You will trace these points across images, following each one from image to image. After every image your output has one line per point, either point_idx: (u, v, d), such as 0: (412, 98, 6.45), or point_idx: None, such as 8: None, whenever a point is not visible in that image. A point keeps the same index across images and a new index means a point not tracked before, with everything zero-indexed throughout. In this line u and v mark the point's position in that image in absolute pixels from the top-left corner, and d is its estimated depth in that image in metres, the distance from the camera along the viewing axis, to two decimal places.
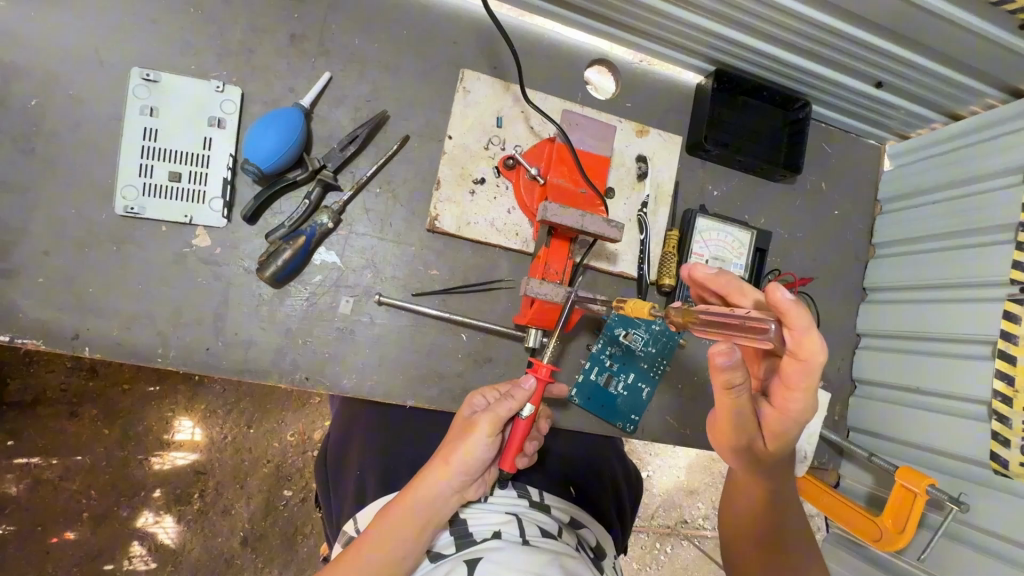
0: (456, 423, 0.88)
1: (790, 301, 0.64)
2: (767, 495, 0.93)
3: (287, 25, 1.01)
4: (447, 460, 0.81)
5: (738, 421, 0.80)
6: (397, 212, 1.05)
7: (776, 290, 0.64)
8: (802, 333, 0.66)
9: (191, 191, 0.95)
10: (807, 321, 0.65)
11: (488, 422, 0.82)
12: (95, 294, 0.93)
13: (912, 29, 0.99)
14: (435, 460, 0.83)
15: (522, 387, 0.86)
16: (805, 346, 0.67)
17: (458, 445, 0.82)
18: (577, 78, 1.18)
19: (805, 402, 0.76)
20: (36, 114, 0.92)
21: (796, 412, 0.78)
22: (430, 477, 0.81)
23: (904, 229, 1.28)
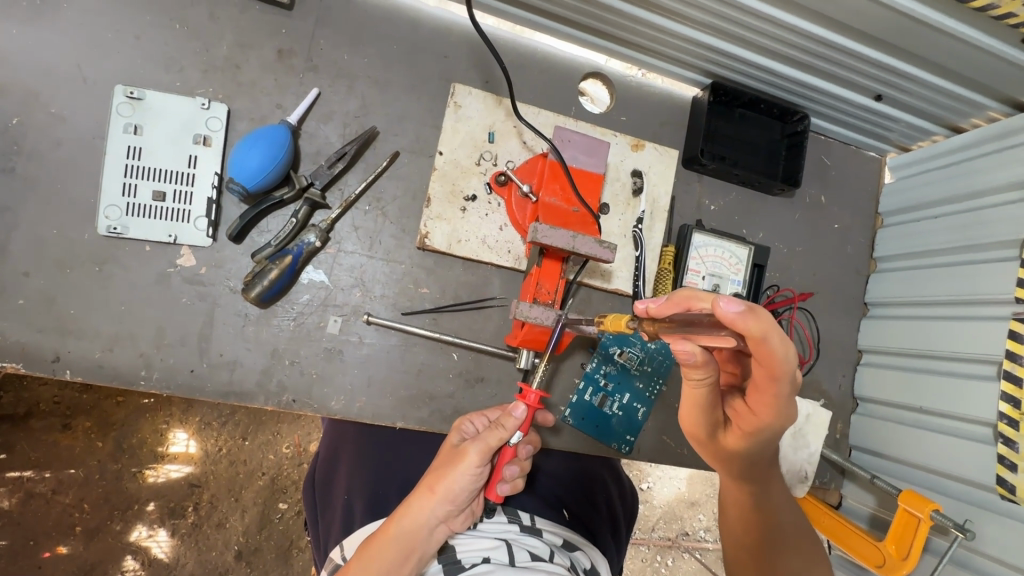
0: (445, 449, 0.85)
1: (740, 311, 0.57)
2: (753, 500, 0.91)
3: (274, 40, 0.99)
4: (433, 488, 0.78)
5: (707, 420, 0.79)
6: (386, 229, 1.03)
7: (722, 299, 0.58)
8: (761, 341, 0.59)
9: (175, 210, 0.93)
10: (765, 329, 0.58)
11: (477, 450, 0.78)
12: (78, 315, 0.91)
13: (911, 43, 0.97)
14: (422, 487, 0.80)
15: (511, 413, 0.79)
16: (767, 352, 0.61)
17: (445, 472, 0.79)
18: (571, 92, 1.16)
19: (776, 405, 0.72)
20: (18, 132, 0.90)
21: (770, 414, 0.74)
22: (416, 505, 0.78)
23: (907, 243, 1.25)
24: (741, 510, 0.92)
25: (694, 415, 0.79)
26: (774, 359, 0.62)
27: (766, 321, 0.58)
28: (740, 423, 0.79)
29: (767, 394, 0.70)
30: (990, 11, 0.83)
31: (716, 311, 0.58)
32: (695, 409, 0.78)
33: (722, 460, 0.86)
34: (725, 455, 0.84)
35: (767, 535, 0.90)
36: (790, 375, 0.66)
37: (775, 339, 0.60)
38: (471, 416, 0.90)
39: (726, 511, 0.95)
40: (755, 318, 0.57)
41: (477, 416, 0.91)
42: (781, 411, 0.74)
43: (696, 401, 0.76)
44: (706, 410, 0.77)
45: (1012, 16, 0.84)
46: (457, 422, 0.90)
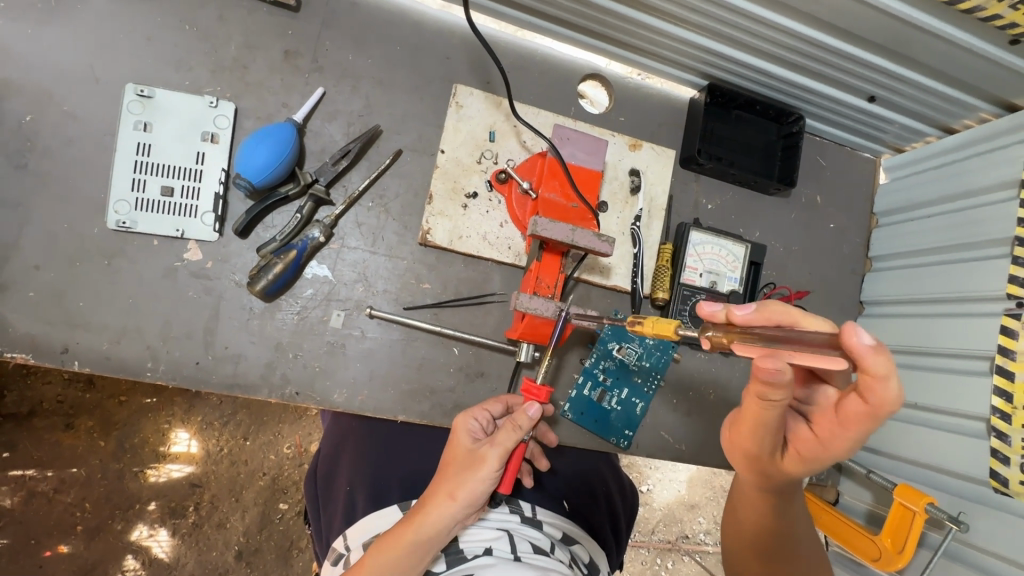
0: (459, 450, 0.85)
1: (874, 347, 0.47)
2: (776, 511, 0.84)
3: (281, 41, 1.02)
4: (453, 494, 0.78)
5: (766, 442, 0.69)
6: (389, 225, 1.05)
7: (857, 330, 0.47)
8: (882, 378, 0.52)
9: (183, 205, 0.95)
10: (893, 368, 0.51)
11: (497, 455, 0.79)
12: (86, 308, 0.93)
13: (902, 45, 0.99)
14: (440, 493, 0.79)
15: (524, 411, 0.81)
16: (876, 391, 0.55)
17: (465, 478, 0.79)
18: (570, 93, 1.19)
19: (856, 441, 0.64)
20: (30, 129, 0.92)
21: (844, 450, 0.66)
22: (436, 511, 0.78)
23: (901, 242, 1.27)
24: (758, 519, 0.86)
25: (751, 434, 0.69)
26: (883, 399, 0.56)
27: (891, 360, 0.50)
28: (799, 448, 0.69)
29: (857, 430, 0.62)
30: (977, 12, 0.86)
31: (841, 342, 0.48)
32: (754, 426, 0.67)
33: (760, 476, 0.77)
34: (769, 473, 0.75)
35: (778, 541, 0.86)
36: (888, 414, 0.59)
37: (896, 379, 0.53)
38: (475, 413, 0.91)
39: (738, 514, 0.89)
40: (885, 357, 0.49)
41: (478, 413, 0.92)
42: (860, 449, 0.65)
43: (761, 419, 0.66)
44: (767, 433, 0.67)
45: (999, 18, 0.86)
46: (461, 420, 0.89)
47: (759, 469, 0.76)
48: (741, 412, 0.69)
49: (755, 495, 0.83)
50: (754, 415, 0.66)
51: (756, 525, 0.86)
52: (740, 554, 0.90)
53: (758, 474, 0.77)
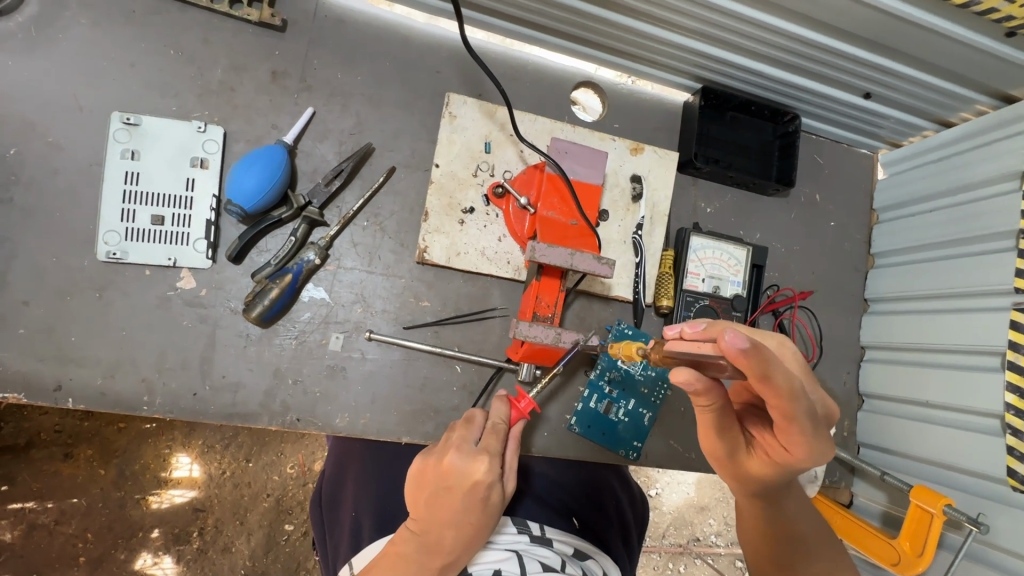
0: (479, 492, 0.80)
1: (744, 347, 0.56)
2: (770, 511, 0.85)
3: (268, 62, 1.00)
4: (482, 536, 0.80)
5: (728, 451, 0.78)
6: (385, 244, 1.04)
7: (727, 333, 0.56)
8: (763, 377, 0.59)
9: (174, 233, 0.93)
10: (765, 366, 0.58)
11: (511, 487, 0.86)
12: (78, 343, 0.90)
13: (895, 40, 0.98)
14: (475, 545, 0.80)
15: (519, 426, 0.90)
16: (773, 390, 0.61)
17: (494, 524, 0.83)
18: (563, 101, 1.17)
19: (797, 441, 0.69)
20: (15, 162, 0.90)
21: (793, 449, 0.72)
22: (466, 553, 0.80)
23: (904, 238, 1.26)
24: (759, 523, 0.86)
25: (712, 444, 0.79)
26: (781, 396, 0.62)
27: (768, 359, 0.57)
28: (766, 452, 0.78)
29: (790, 427, 0.67)
30: (972, 6, 0.84)
31: (720, 344, 0.56)
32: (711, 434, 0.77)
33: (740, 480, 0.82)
34: (743, 475, 0.81)
35: (787, 547, 0.84)
36: (803, 409, 0.65)
37: (778, 376, 0.60)
38: (497, 453, 0.83)
39: (742, 526, 0.90)
40: (756, 356, 0.57)
41: (496, 450, 0.83)
42: (811, 448, 0.70)
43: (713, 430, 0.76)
44: (722, 431, 0.76)
45: (994, 11, 0.85)
46: (489, 467, 0.81)
47: (728, 473, 0.83)
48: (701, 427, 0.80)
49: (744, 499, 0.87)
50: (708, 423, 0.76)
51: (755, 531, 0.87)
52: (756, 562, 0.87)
53: (732, 479, 0.84)
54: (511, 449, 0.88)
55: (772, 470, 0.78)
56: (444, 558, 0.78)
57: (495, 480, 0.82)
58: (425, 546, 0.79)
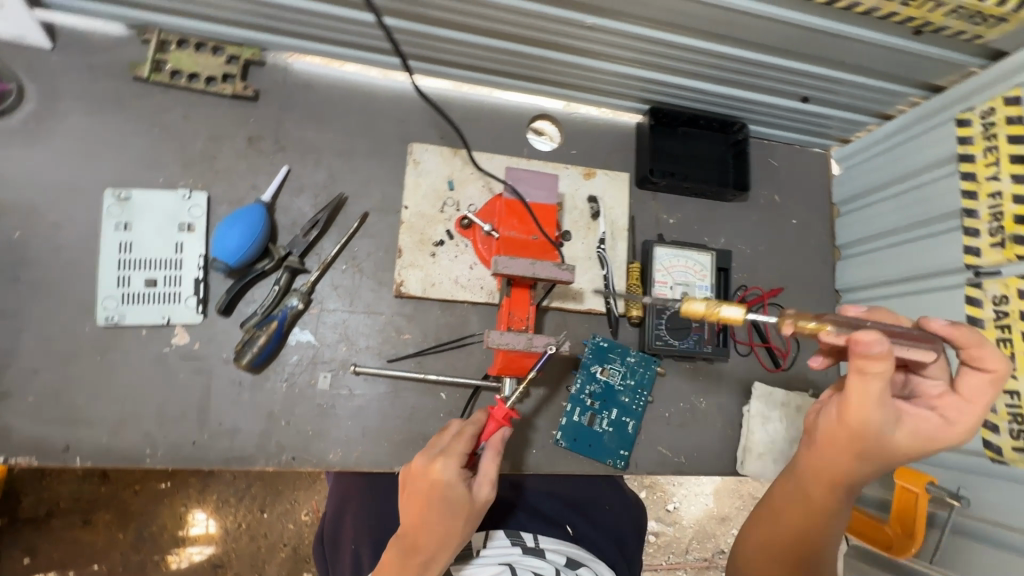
0: (438, 495, 0.81)
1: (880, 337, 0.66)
2: (832, 511, 0.84)
3: (245, 130, 1.10)
4: (452, 538, 0.82)
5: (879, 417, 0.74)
6: (364, 284, 1.10)
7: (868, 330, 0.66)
8: (887, 360, 0.68)
9: (167, 293, 1.01)
10: (976, 340, 0.72)
11: (486, 489, 0.85)
12: (83, 404, 0.97)
13: (815, 48, 1.05)
14: (446, 544, 0.82)
15: (502, 433, 0.87)
16: (875, 369, 0.70)
17: (467, 527, 0.83)
18: (521, 135, 1.25)
19: (973, 416, 0.75)
20: (19, 244, 0.99)
21: (964, 427, 0.75)
22: (439, 555, 0.82)
23: (864, 228, 1.31)
24: (795, 520, 0.86)
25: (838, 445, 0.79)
26: (882, 373, 0.70)
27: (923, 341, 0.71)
28: (862, 438, 0.76)
29: (910, 410, 0.77)
30: (874, 13, 0.91)
31: (860, 334, 0.66)
32: (863, 405, 0.74)
33: (851, 458, 0.79)
34: (863, 452, 0.78)
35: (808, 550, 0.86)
36: (1001, 378, 0.74)
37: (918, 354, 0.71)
38: (460, 454, 0.83)
39: (763, 525, 0.90)
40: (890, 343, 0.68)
41: (459, 452, 0.83)
42: (971, 426, 0.76)
43: (868, 397, 0.73)
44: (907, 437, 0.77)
45: (895, 15, 0.92)
46: (446, 470, 0.81)
47: (812, 471, 0.84)
48: (850, 394, 0.74)
49: (812, 493, 0.84)
50: (867, 416, 0.74)
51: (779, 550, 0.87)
52: (764, 558, 0.89)
53: (849, 458, 0.79)
54: (488, 453, 0.86)
55: (859, 461, 0.79)
56: (415, 555, 0.82)
57: (455, 483, 0.81)
58: (402, 548, 0.83)
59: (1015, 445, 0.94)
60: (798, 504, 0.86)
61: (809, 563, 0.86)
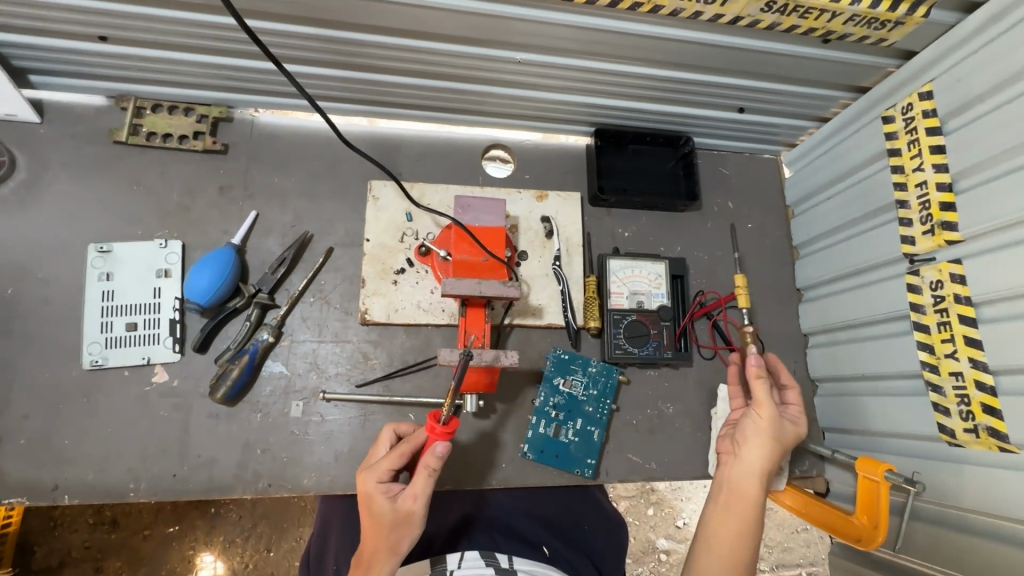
0: (366, 504, 0.86)
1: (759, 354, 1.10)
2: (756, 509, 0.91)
3: (215, 181, 1.19)
4: (380, 548, 0.84)
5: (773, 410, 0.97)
6: (331, 314, 1.17)
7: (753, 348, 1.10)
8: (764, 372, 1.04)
9: (146, 335, 1.08)
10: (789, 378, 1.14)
11: (411, 501, 0.84)
12: (71, 445, 1.03)
13: (735, 64, 1.10)
14: (379, 556, 0.84)
15: (433, 453, 0.83)
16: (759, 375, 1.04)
17: (390, 538, 0.83)
18: (476, 165, 1.33)
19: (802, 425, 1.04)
20: (12, 299, 1.08)
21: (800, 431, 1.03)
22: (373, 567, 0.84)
23: (815, 226, 1.35)
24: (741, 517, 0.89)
25: (765, 439, 0.95)
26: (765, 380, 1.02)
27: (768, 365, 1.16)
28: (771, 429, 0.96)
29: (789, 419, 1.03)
30: (776, 27, 0.97)
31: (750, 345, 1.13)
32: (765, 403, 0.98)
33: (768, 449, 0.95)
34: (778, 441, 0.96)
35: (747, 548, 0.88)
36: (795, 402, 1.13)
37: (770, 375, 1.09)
38: (381, 467, 0.88)
39: (716, 534, 0.88)
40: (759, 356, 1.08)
41: (384, 463, 0.88)
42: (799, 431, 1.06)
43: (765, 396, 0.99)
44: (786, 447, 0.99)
45: (796, 28, 0.97)
46: (368, 480, 0.87)
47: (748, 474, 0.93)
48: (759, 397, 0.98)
49: (745, 490, 0.91)
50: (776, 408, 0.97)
51: (730, 562, 0.86)
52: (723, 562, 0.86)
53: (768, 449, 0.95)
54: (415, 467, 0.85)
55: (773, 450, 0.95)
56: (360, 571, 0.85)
57: (375, 492, 0.86)
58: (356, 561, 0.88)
59: (965, 427, 0.94)
60: (736, 504, 0.91)
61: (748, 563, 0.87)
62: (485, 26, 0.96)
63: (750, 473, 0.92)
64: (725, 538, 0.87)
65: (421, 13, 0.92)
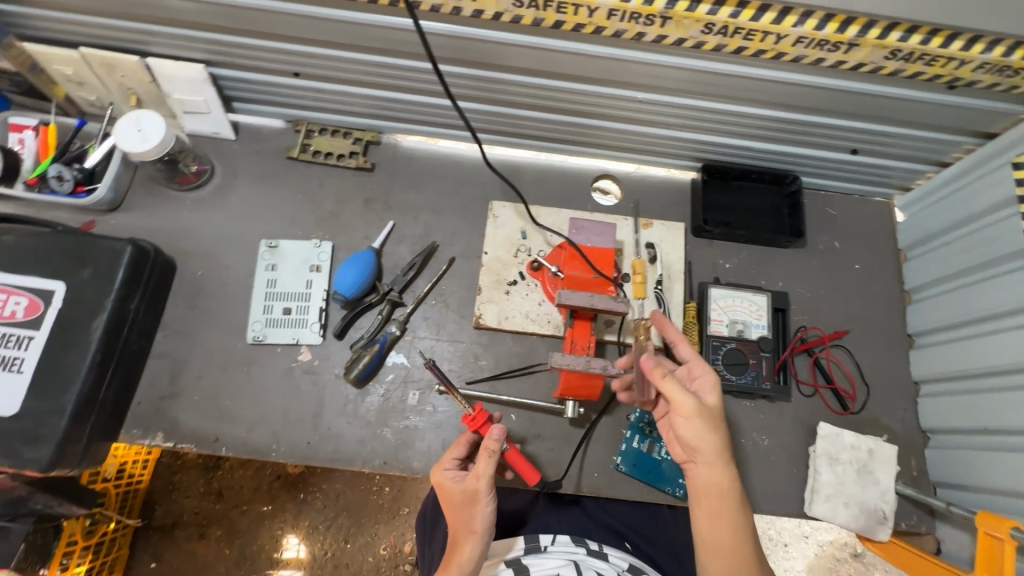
0: (445, 493, 1.04)
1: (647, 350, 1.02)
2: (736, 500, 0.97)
3: (363, 194, 1.39)
4: (464, 528, 0.99)
5: (700, 409, 0.97)
6: (449, 316, 1.30)
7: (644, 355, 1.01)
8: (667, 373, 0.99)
9: (298, 319, 1.27)
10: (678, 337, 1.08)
11: (479, 481, 1.00)
12: (231, 405, 1.22)
13: (854, 108, 1.14)
14: (464, 536, 0.99)
15: (493, 436, 0.98)
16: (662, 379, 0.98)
17: (470, 515, 0.99)
18: (584, 192, 1.44)
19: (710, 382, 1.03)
20: (199, 279, 1.31)
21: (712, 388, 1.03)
22: (460, 545, 0.98)
23: (932, 271, 1.31)
24: (731, 526, 0.95)
25: (704, 437, 0.97)
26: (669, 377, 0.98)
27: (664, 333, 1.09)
28: (705, 422, 0.98)
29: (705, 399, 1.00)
30: (900, 73, 1.01)
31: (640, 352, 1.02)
32: (688, 411, 0.97)
33: (716, 449, 0.97)
34: (718, 429, 0.98)
35: (746, 546, 0.95)
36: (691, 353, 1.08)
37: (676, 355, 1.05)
38: (450, 460, 1.06)
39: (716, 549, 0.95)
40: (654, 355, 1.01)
41: (450, 458, 1.06)
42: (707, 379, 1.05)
43: (685, 400, 0.97)
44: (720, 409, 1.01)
45: (921, 74, 1.00)
46: (442, 473, 1.05)
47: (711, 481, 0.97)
48: (684, 407, 0.97)
49: (719, 499, 0.96)
50: (696, 405, 0.97)
51: (737, 562, 0.94)
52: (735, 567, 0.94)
53: (716, 447, 0.97)
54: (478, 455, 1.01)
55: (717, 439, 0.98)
56: (452, 554, 0.99)
57: (448, 479, 1.04)
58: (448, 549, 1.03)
59: None
60: (719, 514, 0.96)
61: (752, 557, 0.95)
62: (612, 68, 1.08)
63: (710, 472, 0.97)
64: (729, 549, 0.94)
65: (561, 58, 1.06)
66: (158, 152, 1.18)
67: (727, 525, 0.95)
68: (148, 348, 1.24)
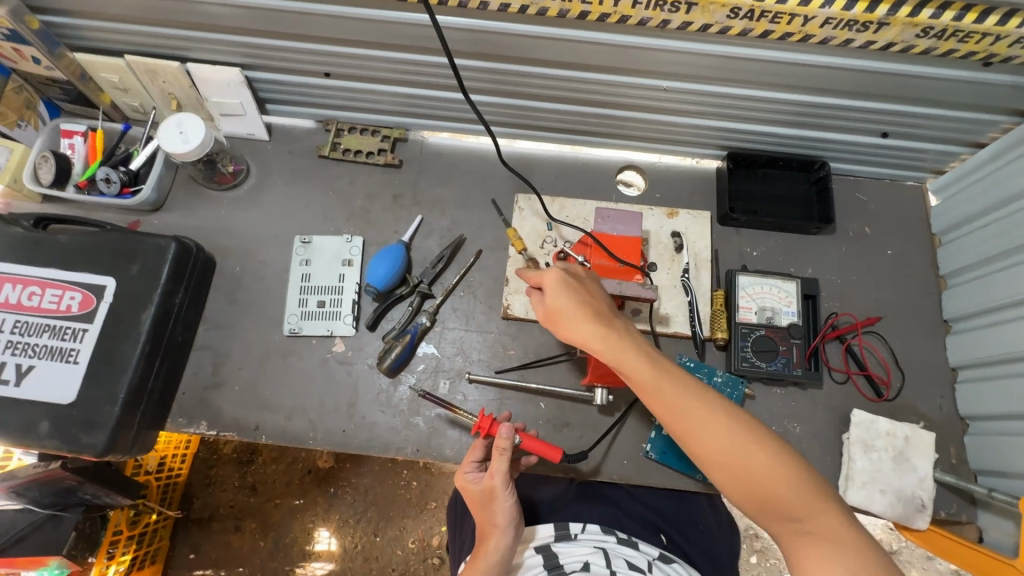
0: (467, 492, 1.06)
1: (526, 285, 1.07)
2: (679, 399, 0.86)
3: (392, 189, 1.42)
4: (489, 524, 1.01)
5: (575, 312, 0.95)
6: (477, 307, 1.33)
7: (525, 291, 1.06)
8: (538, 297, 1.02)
9: (332, 312, 1.31)
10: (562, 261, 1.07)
11: (495, 478, 1.02)
12: (270, 394, 1.27)
13: (885, 89, 1.12)
14: (489, 533, 1.01)
15: (502, 433, 1.01)
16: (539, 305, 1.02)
17: (492, 512, 1.01)
18: (608, 183, 1.45)
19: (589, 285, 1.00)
20: (238, 274, 1.36)
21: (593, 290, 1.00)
22: (486, 540, 1.00)
23: (969, 254, 1.29)
24: (686, 429, 0.84)
25: (589, 339, 0.93)
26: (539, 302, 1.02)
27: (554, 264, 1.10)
28: (581, 321, 0.94)
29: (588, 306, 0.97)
30: (932, 51, 1.00)
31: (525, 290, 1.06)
32: (561, 322, 0.96)
33: (613, 349, 0.92)
34: (606, 326, 0.94)
35: (719, 443, 0.82)
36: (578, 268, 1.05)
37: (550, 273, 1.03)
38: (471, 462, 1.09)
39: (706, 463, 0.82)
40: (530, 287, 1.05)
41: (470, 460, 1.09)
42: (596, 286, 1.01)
43: (556, 313, 0.97)
44: (597, 304, 0.97)
45: (955, 51, 0.99)
46: (463, 474, 1.08)
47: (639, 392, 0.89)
48: (556, 325, 0.97)
49: (660, 403, 0.87)
50: (564, 310, 0.96)
51: (720, 463, 0.81)
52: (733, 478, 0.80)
53: (611, 343, 0.92)
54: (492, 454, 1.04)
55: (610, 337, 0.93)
56: (480, 550, 1.01)
57: (469, 479, 1.06)
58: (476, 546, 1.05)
59: None
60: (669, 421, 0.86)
61: (736, 454, 0.81)
62: (635, 57, 1.10)
63: (630, 377, 0.90)
64: (706, 455, 0.82)
65: (585, 48, 1.08)
66: (199, 152, 1.23)
67: (685, 429, 0.84)
68: (191, 340, 1.29)
